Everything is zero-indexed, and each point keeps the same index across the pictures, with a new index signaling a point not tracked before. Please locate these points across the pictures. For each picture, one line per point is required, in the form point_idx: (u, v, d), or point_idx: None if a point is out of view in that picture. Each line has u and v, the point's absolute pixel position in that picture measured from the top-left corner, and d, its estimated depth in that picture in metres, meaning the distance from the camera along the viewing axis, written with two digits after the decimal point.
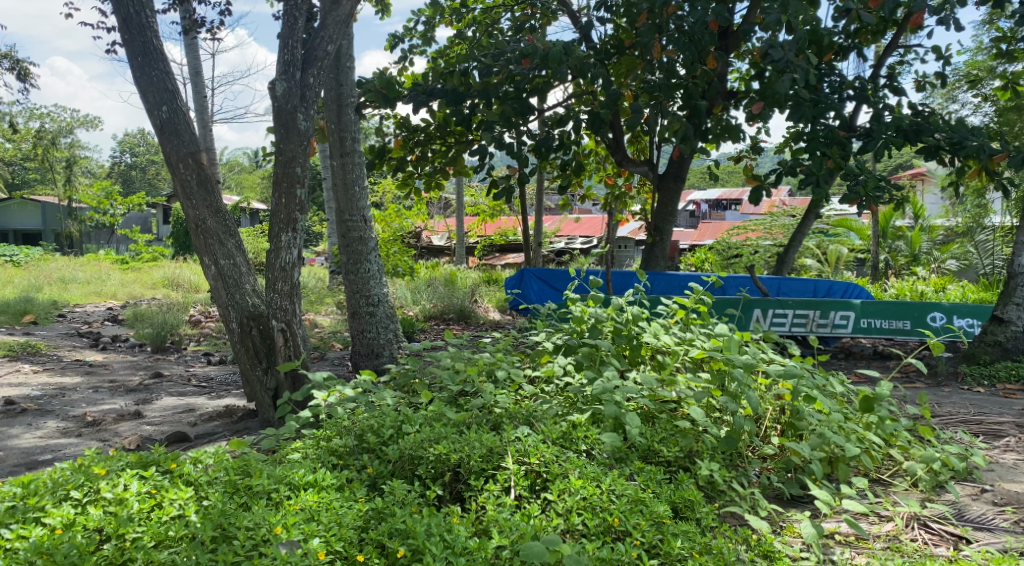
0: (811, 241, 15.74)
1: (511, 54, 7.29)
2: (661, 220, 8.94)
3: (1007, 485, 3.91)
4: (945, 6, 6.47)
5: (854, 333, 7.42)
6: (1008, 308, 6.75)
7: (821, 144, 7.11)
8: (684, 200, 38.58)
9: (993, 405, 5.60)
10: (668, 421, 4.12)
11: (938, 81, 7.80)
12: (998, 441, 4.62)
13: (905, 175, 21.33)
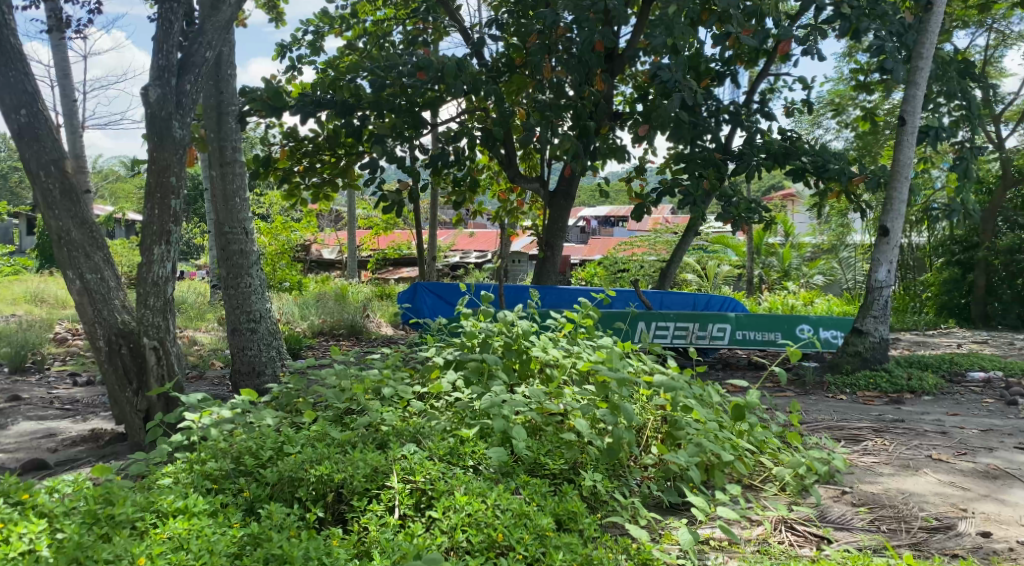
0: (693, 256, 16.40)
1: (403, 68, 7.27)
2: (551, 236, 9.11)
3: (864, 487, 4.19)
4: (808, 38, 6.95)
5: (730, 345, 7.77)
6: (866, 320, 7.29)
7: (698, 166, 7.48)
8: (575, 216, 39.57)
9: (853, 411, 6.01)
10: (554, 434, 4.18)
11: (804, 108, 8.36)
12: (857, 445, 4.95)
13: (776, 195, 22.69)
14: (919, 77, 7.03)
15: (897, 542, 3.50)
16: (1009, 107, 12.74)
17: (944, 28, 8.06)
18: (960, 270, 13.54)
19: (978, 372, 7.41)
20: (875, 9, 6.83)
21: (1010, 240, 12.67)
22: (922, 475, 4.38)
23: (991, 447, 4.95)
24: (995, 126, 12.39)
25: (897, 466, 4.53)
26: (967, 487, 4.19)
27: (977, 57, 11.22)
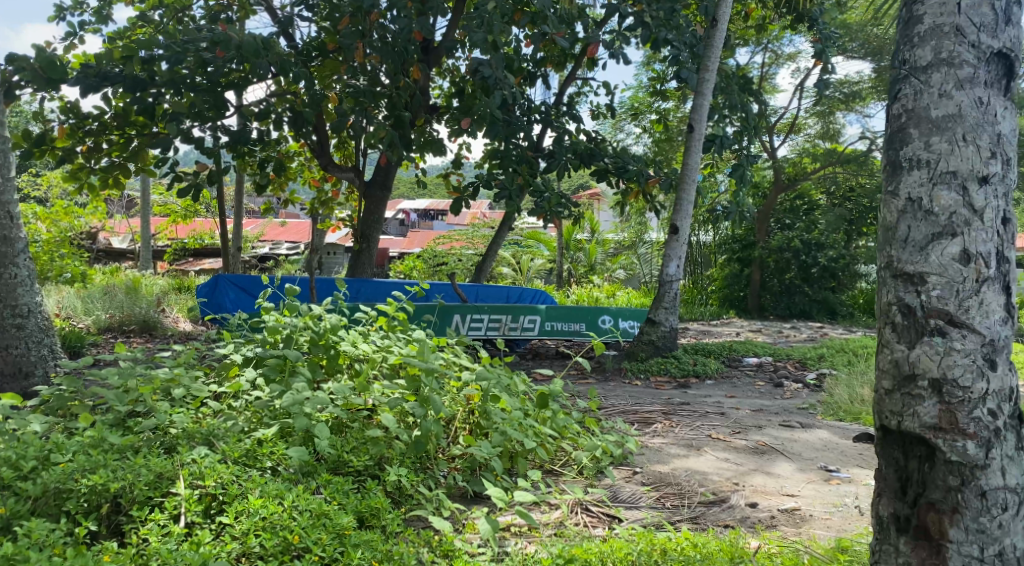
0: (506, 250, 16.81)
1: (203, 44, 6.78)
2: (365, 228, 8.93)
3: (653, 467, 4.50)
4: (613, 44, 7.32)
5: (540, 336, 8.04)
6: (659, 311, 7.84)
7: (512, 162, 7.65)
8: (392, 209, 39.18)
9: (646, 396, 6.44)
10: (360, 429, 4.09)
11: (608, 111, 8.81)
12: (648, 427, 5.31)
13: (584, 194, 23.80)
14: (706, 87, 7.61)
15: (678, 517, 3.79)
16: (781, 120, 14.15)
17: (728, 45, 8.82)
18: (740, 266, 14.97)
19: (752, 357, 8.21)
20: (670, 21, 7.39)
21: (781, 239, 14.16)
22: (703, 453, 4.77)
23: (760, 425, 5.50)
24: (770, 137, 13.74)
25: (682, 445, 4.91)
26: (739, 463, 4.62)
27: (756, 73, 12.40)
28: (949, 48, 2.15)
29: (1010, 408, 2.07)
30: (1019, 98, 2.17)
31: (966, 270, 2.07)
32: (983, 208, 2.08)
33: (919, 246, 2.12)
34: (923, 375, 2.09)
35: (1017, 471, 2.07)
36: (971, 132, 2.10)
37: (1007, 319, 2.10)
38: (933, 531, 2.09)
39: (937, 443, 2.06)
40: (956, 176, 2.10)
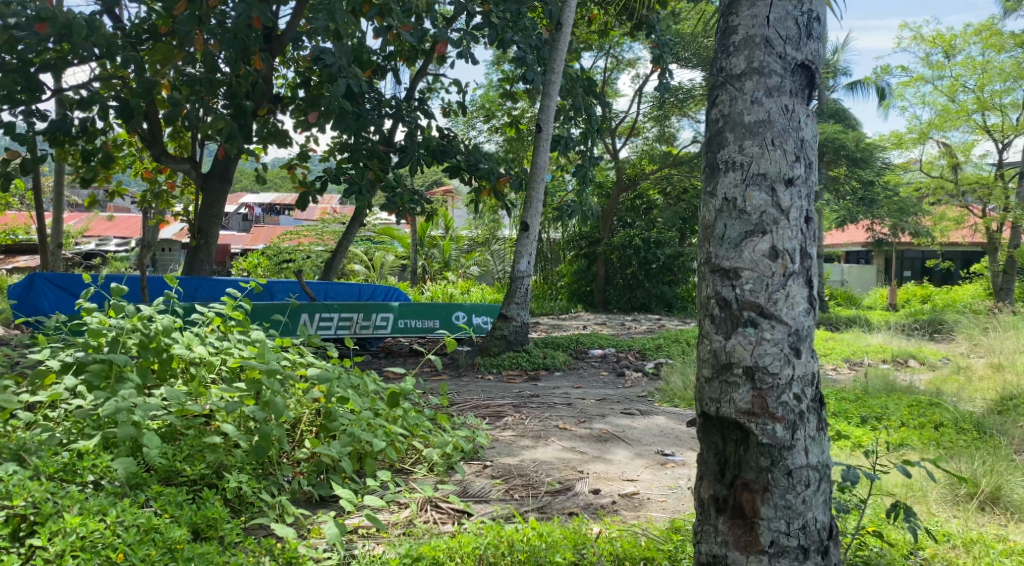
0: (358, 247, 16.48)
1: (13, 19, 6.13)
2: (204, 222, 8.43)
3: (503, 460, 4.57)
4: (462, 42, 7.35)
5: (393, 333, 7.93)
6: (511, 307, 7.97)
7: (363, 157, 7.49)
8: (235, 203, 37.33)
9: (498, 390, 6.53)
10: (196, 436, 3.85)
11: (459, 109, 8.84)
12: (499, 421, 5.39)
13: (437, 191, 23.77)
14: (551, 88, 7.79)
15: (525, 508, 3.87)
16: (622, 124, 14.74)
17: (573, 49, 9.11)
18: (586, 262, 15.51)
19: (597, 349, 8.54)
20: (517, 22, 7.53)
21: (623, 237, 14.82)
22: (551, 443, 4.90)
23: (604, 414, 5.72)
24: (612, 138, 14.29)
25: (531, 437, 5.02)
26: (584, 451, 4.79)
27: (599, 77, 12.92)
28: (759, 58, 2.32)
29: (812, 392, 2.27)
30: (817, 109, 2.39)
31: (775, 265, 2.25)
32: (789, 208, 2.27)
33: (734, 243, 2.28)
34: (738, 363, 2.25)
35: (818, 450, 2.27)
36: (778, 137, 2.28)
37: (809, 310, 2.29)
38: (747, 510, 2.24)
39: (750, 427, 2.23)
40: (765, 178, 2.27)
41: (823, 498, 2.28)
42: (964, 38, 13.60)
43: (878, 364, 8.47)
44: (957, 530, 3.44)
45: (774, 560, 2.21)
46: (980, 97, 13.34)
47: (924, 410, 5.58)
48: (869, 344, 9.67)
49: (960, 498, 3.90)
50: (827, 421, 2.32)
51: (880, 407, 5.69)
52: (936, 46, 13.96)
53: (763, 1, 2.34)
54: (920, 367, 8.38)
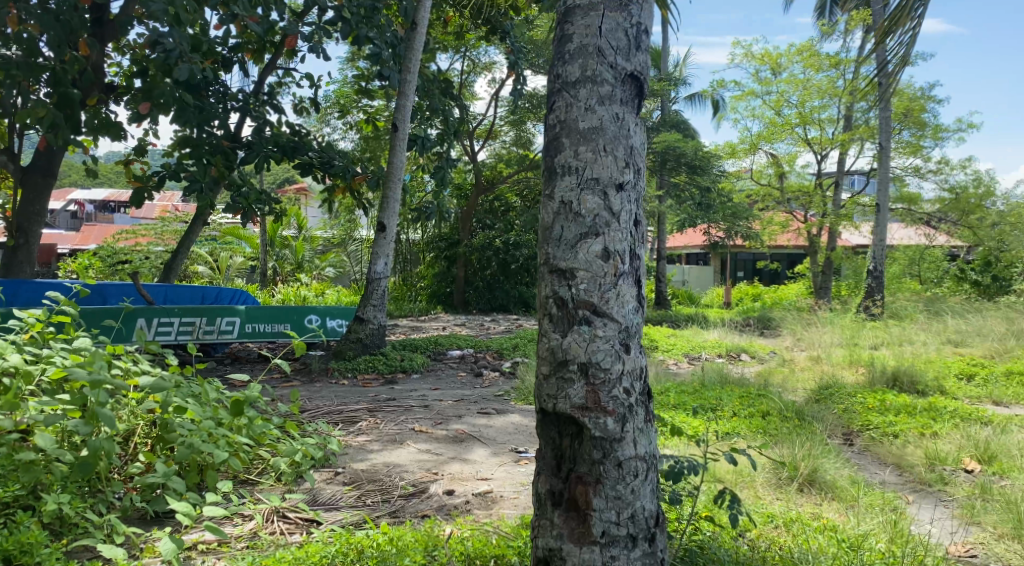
0: (203, 248, 15.61)
1: None
2: (24, 220, 7.67)
3: (355, 465, 4.48)
4: (314, 36, 7.15)
5: (240, 338, 7.58)
6: (367, 309, 7.83)
7: (206, 152, 7.10)
8: (61, 199, 34.28)
9: (353, 394, 6.40)
10: (11, 455, 3.51)
11: (311, 105, 8.59)
12: (353, 426, 5.28)
13: (288, 189, 22.95)
14: (408, 88, 7.73)
15: (377, 513, 3.82)
16: (479, 126, 14.80)
17: (428, 49, 9.08)
18: (445, 264, 15.52)
19: (455, 350, 8.56)
20: (371, 19, 7.42)
21: (484, 239, 15.06)
22: (405, 446, 4.86)
23: (460, 415, 5.74)
24: (470, 140, 14.32)
25: (386, 441, 4.95)
26: (439, 452, 4.79)
27: (456, 80, 12.95)
28: (593, 66, 2.41)
29: (641, 386, 2.39)
30: (646, 117, 2.51)
31: (607, 266, 2.34)
32: (619, 211, 2.37)
33: (569, 245, 2.36)
34: (573, 360, 2.33)
35: (646, 441, 2.39)
36: (610, 143, 2.38)
37: (638, 308, 2.41)
38: (581, 502, 2.33)
39: (585, 422, 2.32)
40: (598, 182, 2.36)
41: (652, 487, 2.40)
42: (788, 57, 14.76)
43: (714, 358, 9.06)
44: (778, 511, 3.76)
45: (605, 550, 2.31)
46: (802, 112, 14.54)
47: (753, 401, 6.03)
48: (706, 340, 10.31)
49: (782, 481, 4.26)
50: (655, 413, 2.44)
51: (715, 399, 6.09)
52: (764, 64, 15.07)
53: (596, 12, 2.44)
54: (750, 360, 9.03)
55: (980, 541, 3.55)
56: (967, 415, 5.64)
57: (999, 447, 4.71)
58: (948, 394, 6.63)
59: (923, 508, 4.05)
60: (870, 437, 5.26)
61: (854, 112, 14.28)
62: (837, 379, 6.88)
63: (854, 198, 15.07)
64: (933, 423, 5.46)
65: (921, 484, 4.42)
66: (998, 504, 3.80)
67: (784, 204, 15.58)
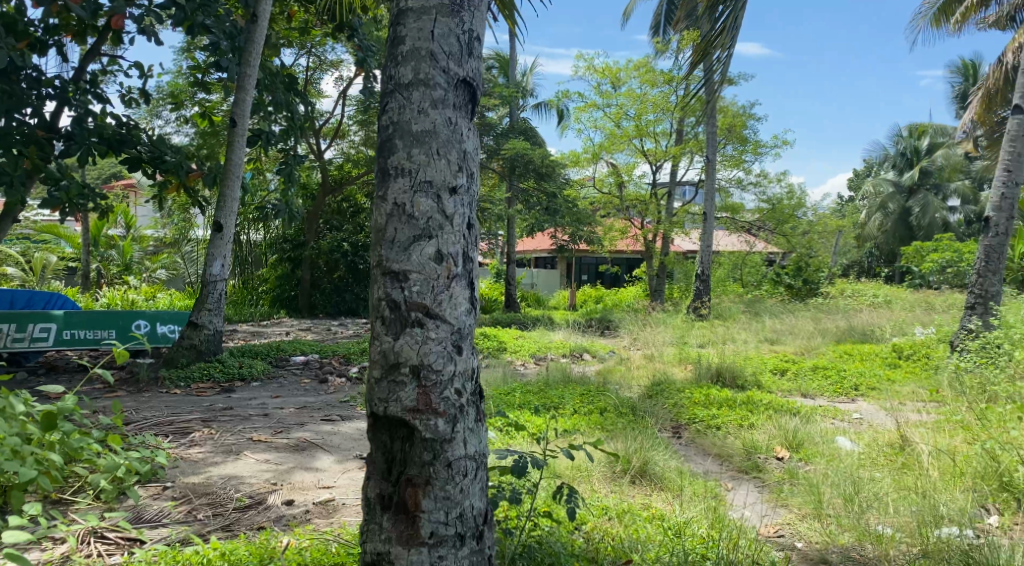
0: (13, 247, 14.18)
1: None
2: None
3: (186, 479, 4.22)
4: (144, 22, 6.70)
5: (56, 347, 6.99)
6: (202, 314, 7.40)
7: (16, 142, 6.45)
8: None
9: (185, 404, 6.04)
10: None
11: (141, 97, 8.04)
12: (184, 438, 4.98)
13: (115, 185, 21.31)
14: (248, 82, 7.40)
15: (208, 528, 3.62)
16: (325, 125, 14.38)
17: (272, 44, 8.74)
18: (290, 266, 15.02)
19: (298, 356, 8.29)
20: (208, 6, 7.05)
21: (331, 242, 14.71)
22: (242, 457, 4.64)
23: (302, 422, 5.57)
24: (315, 138, 13.88)
25: (220, 452, 4.71)
26: (279, 462, 4.61)
27: (301, 76, 12.53)
28: (425, 70, 2.42)
29: (472, 387, 2.43)
30: (479, 123, 2.55)
31: (440, 268, 2.36)
32: (453, 214, 2.40)
33: (402, 247, 2.36)
34: (405, 363, 2.34)
35: (476, 441, 2.43)
36: (443, 147, 2.41)
37: (471, 310, 2.45)
38: (410, 504, 2.34)
39: (415, 424, 2.33)
40: (432, 185, 2.38)
41: (481, 486, 2.44)
42: (627, 72, 15.45)
43: (559, 359, 9.36)
44: (612, 503, 4.00)
45: (434, 550, 2.33)
46: (639, 124, 15.31)
47: (593, 398, 6.29)
48: (551, 341, 10.62)
49: (616, 474, 4.50)
50: (486, 413, 2.49)
51: (557, 398, 6.28)
52: (604, 77, 15.70)
53: (429, 16, 2.45)
54: (592, 359, 9.39)
55: (786, 521, 3.92)
56: (779, 407, 6.17)
57: (805, 434, 5.19)
58: (763, 388, 7.24)
59: (740, 493, 4.41)
60: (696, 429, 5.63)
61: (685, 127, 15.24)
62: (668, 375, 7.32)
63: (686, 207, 16.08)
64: (750, 415, 5.93)
65: (738, 472, 4.79)
66: (802, 487, 4.20)
67: (624, 211, 16.33)
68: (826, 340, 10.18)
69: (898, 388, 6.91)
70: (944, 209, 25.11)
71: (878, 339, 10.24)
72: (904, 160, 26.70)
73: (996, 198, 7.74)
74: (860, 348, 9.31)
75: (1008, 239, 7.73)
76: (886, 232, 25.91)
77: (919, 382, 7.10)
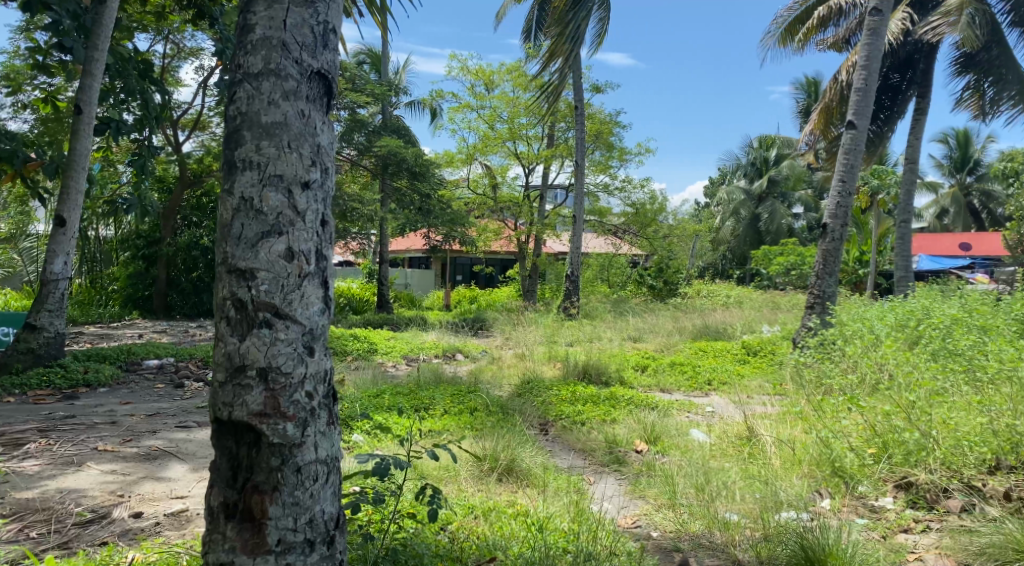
0: None
1: None
2: None
3: (17, 494, 3.87)
4: None
5: None
6: (40, 315, 6.85)
7: None
8: None
9: (20, 413, 5.54)
10: None
11: None
12: (18, 449, 4.57)
13: None
14: (95, 67, 6.88)
15: (42, 547, 3.34)
16: (184, 115, 13.58)
17: (124, 28, 8.18)
18: (144, 265, 14.03)
19: (152, 359, 7.82)
20: None
21: (190, 238, 14.01)
22: (84, 469, 4.31)
23: (154, 430, 5.24)
24: (173, 130, 13.10)
25: (58, 464, 4.35)
26: (127, 473, 4.32)
27: (157, 63, 11.78)
28: (276, 60, 2.34)
29: (324, 389, 2.38)
30: (335, 117, 2.49)
31: (290, 266, 2.30)
32: (305, 211, 2.34)
33: (250, 244, 2.28)
34: (251, 365, 2.27)
35: (328, 444, 2.39)
36: (294, 141, 2.33)
37: (324, 310, 2.40)
38: (256, 512, 2.27)
39: (262, 429, 2.26)
40: (282, 180, 2.31)
41: (332, 490, 2.40)
42: (499, 75, 15.59)
43: (430, 359, 9.33)
44: (478, 502, 4.05)
45: (280, 557, 2.28)
46: (511, 127, 15.49)
47: (463, 398, 6.30)
48: (423, 341, 10.57)
49: (483, 473, 4.53)
50: (339, 416, 2.45)
51: (427, 398, 6.26)
52: (478, 79, 15.75)
53: (280, 5, 2.37)
54: (463, 359, 9.42)
55: (644, 512, 4.09)
56: (640, 402, 6.43)
57: (662, 428, 5.43)
58: (626, 384, 7.54)
59: (601, 486, 4.55)
60: (562, 426, 5.77)
61: (556, 132, 15.58)
62: (537, 374, 7.46)
63: (556, 210, 16.45)
64: (613, 410, 6.15)
65: (600, 466, 4.95)
66: (659, 478, 4.40)
67: (497, 213, 16.47)
68: (684, 338, 10.71)
69: (747, 382, 7.36)
70: (789, 216, 27.07)
71: (730, 337, 10.88)
72: (755, 170, 28.59)
73: (832, 206, 8.41)
74: (714, 345, 9.86)
75: (842, 244, 8.41)
76: (738, 237, 27.61)
77: (764, 376, 7.60)
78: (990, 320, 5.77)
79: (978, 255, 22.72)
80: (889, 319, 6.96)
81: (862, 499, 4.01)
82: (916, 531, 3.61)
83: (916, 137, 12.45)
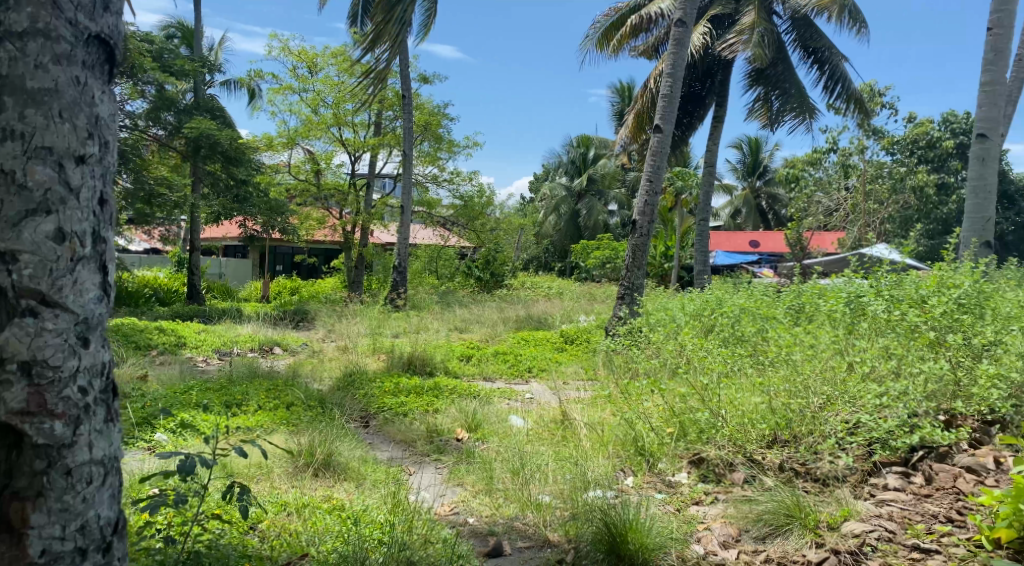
0: None
1: None
2: None
3: None
4: None
5: None
6: None
7: None
8: None
9: None
10: None
11: None
12: None
13: None
14: None
15: None
16: None
17: None
18: None
19: None
20: None
21: None
22: None
23: None
24: None
25: None
26: None
27: None
28: (44, 19, 2.10)
29: (100, 383, 2.21)
30: (117, 88, 2.31)
31: (59, 249, 2.09)
32: (79, 188, 2.14)
33: (9, 222, 2.04)
34: (11, 359, 2.04)
35: (105, 443, 2.22)
36: (66, 110, 2.12)
37: (102, 297, 2.22)
38: (14, 521, 2.05)
39: (23, 429, 2.05)
40: (51, 152, 2.09)
41: (109, 493, 2.23)
42: (323, 58, 15.10)
43: (244, 353, 8.88)
44: (291, 498, 3.92)
45: None
46: (336, 113, 15.06)
47: (279, 393, 6.05)
48: (238, 334, 10.03)
49: (298, 469, 4.40)
50: (118, 412, 2.28)
51: (239, 394, 5.95)
52: (300, 61, 15.15)
53: None
54: (282, 353, 9.07)
55: (461, 499, 4.15)
56: (461, 391, 6.51)
57: (483, 416, 5.53)
58: (451, 374, 7.62)
59: (421, 476, 4.56)
60: (383, 418, 5.71)
61: (383, 119, 15.33)
62: (360, 366, 7.32)
63: (383, 199, 16.23)
64: (435, 400, 6.17)
65: (422, 456, 4.95)
66: (477, 465, 4.49)
67: (321, 201, 15.93)
68: (507, 328, 10.97)
69: (563, 369, 7.69)
70: (606, 212, 28.48)
71: (550, 326, 11.28)
72: (574, 168, 29.78)
73: (642, 203, 8.94)
74: (535, 334, 10.18)
75: (649, 239, 8.99)
76: (560, 231, 28.66)
77: (579, 363, 7.96)
78: (771, 310, 6.41)
79: (766, 251, 25.15)
80: (690, 308, 7.52)
81: (660, 475, 4.33)
82: (705, 503, 3.93)
83: (715, 142, 13.53)
